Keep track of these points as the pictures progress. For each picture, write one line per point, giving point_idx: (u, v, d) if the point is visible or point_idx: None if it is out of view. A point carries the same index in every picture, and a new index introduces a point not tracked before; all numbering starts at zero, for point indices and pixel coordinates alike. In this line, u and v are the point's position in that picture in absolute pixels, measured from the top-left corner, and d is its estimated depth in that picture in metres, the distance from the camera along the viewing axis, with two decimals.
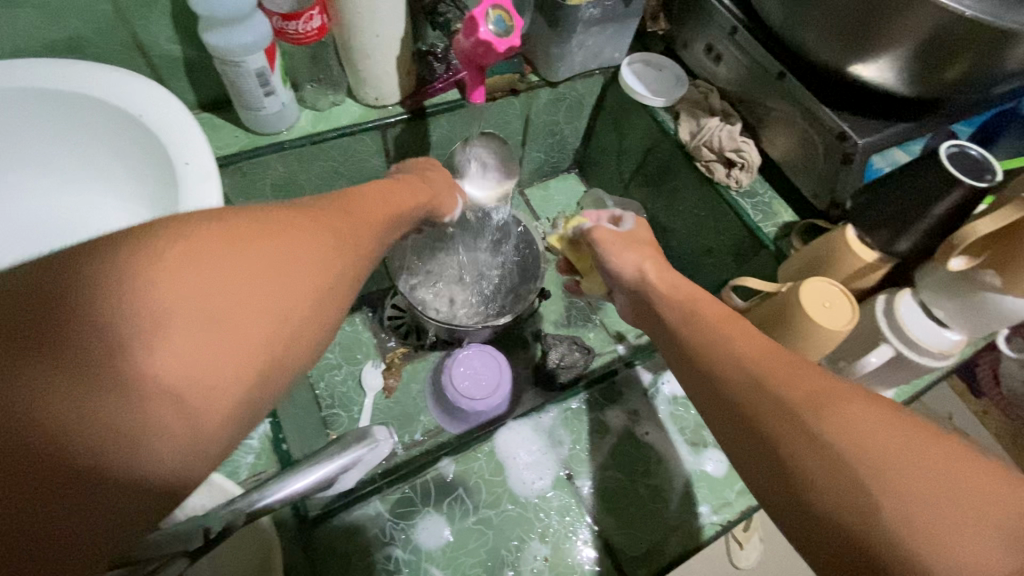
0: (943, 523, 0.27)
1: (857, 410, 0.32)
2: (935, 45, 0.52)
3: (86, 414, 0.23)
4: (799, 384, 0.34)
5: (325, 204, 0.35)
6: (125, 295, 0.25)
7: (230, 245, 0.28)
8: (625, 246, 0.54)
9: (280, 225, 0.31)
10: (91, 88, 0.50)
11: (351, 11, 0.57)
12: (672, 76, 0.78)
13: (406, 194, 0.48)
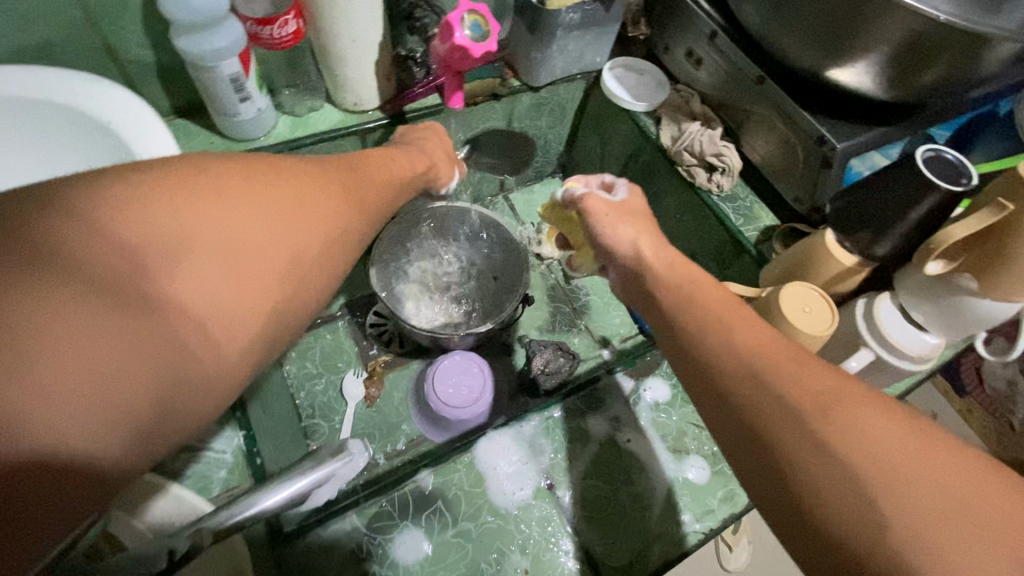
0: (945, 537, 0.27)
1: (864, 414, 0.31)
2: (909, 50, 0.52)
3: (118, 332, 0.26)
4: (806, 382, 0.33)
5: (314, 172, 0.38)
6: (153, 230, 0.29)
7: (247, 188, 0.33)
8: (618, 218, 0.51)
9: (282, 183, 0.35)
10: (60, 96, 0.49)
11: (327, 16, 0.56)
12: (653, 81, 0.78)
13: (403, 162, 0.50)
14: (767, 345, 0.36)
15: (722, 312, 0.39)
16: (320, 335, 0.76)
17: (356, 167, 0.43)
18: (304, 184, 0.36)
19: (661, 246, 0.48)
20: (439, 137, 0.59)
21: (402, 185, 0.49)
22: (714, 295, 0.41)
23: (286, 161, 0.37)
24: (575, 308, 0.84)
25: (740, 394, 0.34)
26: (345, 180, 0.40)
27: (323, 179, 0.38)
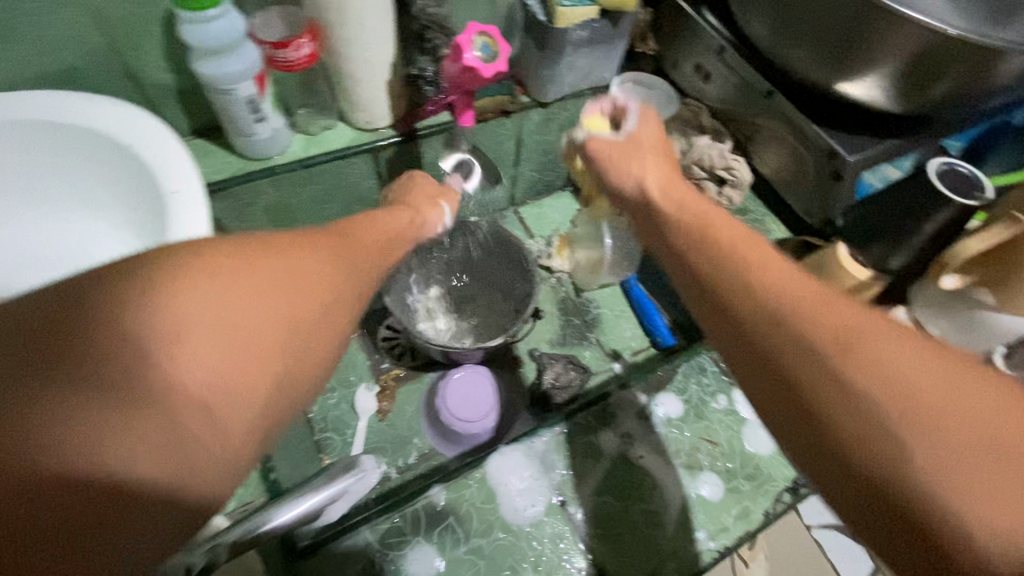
0: (971, 466, 0.28)
1: (896, 353, 0.31)
2: (919, 63, 0.52)
3: (120, 430, 0.25)
4: (831, 318, 0.33)
5: (320, 236, 0.38)
6: (148, 315, 0.27)
7: (247, 260, 0.31)
8: (624, 158, 0.51)
9: (285, 250, 0.34)
10: (82, 119, 0.50)
11: (341, 39, 0.58)
12: (663, 96, 0.76)
13: (394, 219, 0.49)
14: (785, 282, 0.36)
15: (730, 264, 0.38)
16: None
17: (351, 227, 0.42)
18: (304, 247, 0.35)
19: (660, 185, 0.49)
20: (426, 179, 0.59)
21: (395, 241, 0.47)
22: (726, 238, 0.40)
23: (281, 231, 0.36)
24: (585, 321, 0.83)
25: (761, 348, 0.34)
26: (352, 243, 0.40)
27: (331, 241, 0.38)
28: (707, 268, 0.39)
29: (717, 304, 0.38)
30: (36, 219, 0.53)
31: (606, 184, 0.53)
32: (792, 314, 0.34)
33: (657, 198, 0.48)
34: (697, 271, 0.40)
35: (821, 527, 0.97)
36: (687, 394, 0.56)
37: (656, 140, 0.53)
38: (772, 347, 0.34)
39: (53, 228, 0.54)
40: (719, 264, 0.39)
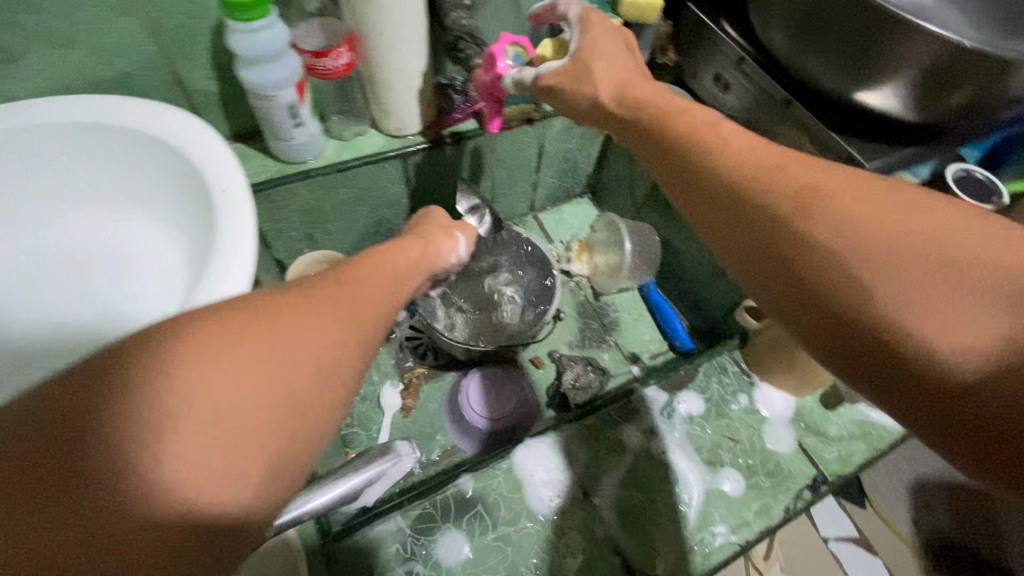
0: (922, 290, 0.31)
1: (877, 215, 0.33)
2: (936, 75, 0.54)
3: (100, 545, 0.23)
4: (789, 181, 0.36)
5: (320, 284, 0.33)
6: (123, 412, 0.24)
7: (232, 330, 0.27)
8: (581, 79, 0.51)
9: (275, 311, 0.30)
10: (136, 123, 0.53)
11: (377, 50, 0.61)
12: (681, 103, 0.80)
13: (403, 253, 0.45)
14: (750, 152, 0.39)
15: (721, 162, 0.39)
16: None
17: (356, 265, 0.38)
18: (299, 302, 0.31)
19: (647, 95, 0.48)
20: (443, 217, 0.59)
21: (404, 277, 0.43)
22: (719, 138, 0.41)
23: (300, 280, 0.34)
24: (604, 324, 0.85)
25: (735, 222, 0.38)
26: (358, 283, 0.36)
27: (332, 287, 0.34)
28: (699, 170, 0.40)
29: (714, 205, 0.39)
30: (83, 217, 0.55)
31: (565, 106, 0.53)
32: (756, 184, 0.37)
33: (622, 103, 0.48)
34: (687, 175, 0.41)
35: (837, 539, 0.97)
36: (708, 392, 0.57)
37: (614, 54, 0.51)
38: (745, 217, 0.37)
39: (98, 225, 0.56)
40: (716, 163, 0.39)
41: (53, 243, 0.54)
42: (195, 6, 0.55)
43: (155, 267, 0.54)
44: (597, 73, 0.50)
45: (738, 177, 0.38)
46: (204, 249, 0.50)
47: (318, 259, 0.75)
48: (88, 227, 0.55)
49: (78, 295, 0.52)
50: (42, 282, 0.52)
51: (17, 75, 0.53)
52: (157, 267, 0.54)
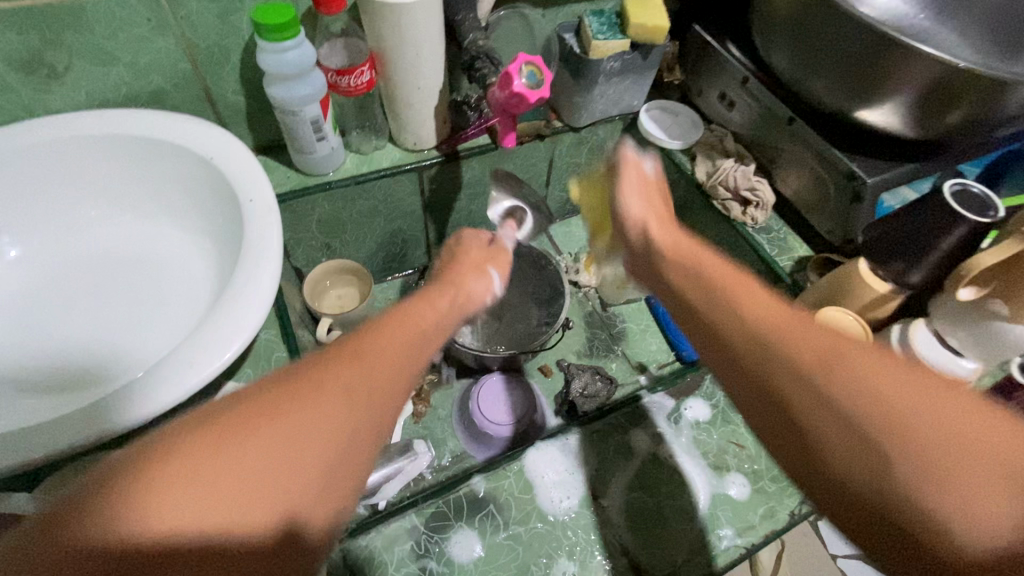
0: (968, 482, 0.26)
1: (875, 368, 0.30)
2: (933, 93, 0.56)
3: None
4: (808, 340, 0.32)
5: (337, 365, 0.33)
6: (135, 531, 0.24)
7: (239, 438, 0.28)
8: (640, 191, 0.55)
9: (282, 409, 0.30)
10: (171, 135, 0.56)
11: (397, 68, 0.64)
12: (688, 121, 0.83)
13: (431, 308, 0.44)
14: (765, 305, 0.36)
15: (719, 303, 0.38)
16: None
17: (377, 330, 0.38)
18: (308, 396, 0.31)
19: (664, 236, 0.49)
20: (476, 244, 0.57)
21: (432, 338, 0.42)
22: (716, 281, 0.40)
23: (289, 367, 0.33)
24: (612, 335, 0.86)
25: (747, 370, 0.34)
26: (377, 353, 0.35)
27: (349, 369, 0.33)
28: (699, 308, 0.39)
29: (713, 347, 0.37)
30: (109, 225, 0.57)
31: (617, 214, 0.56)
32: (771, 336, 0.33)
33: (659, 235, 0.50)
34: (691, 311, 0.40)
35: (845, 556, 0.98)
36: (714, 399, 0.58)
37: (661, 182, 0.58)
38: (757, 367, 0.33)
39: (121, 233, 0.57)
40: (714, 300, 0.38)
41: (78, 246, 0.55)
42: (229, 26, 0.58)
43: (174, 271, 0.55)
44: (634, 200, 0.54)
45: (733, 318, 0.36)
46: (232, 255, 0.53)
47: (335, 268, 0.77)
48: (112, 234, 0.56)
49: (93, 300, 0.52)
50: (60, 287, 0.53)
51: (60, 89, 0.56)
52: (178, 272, 0.55)
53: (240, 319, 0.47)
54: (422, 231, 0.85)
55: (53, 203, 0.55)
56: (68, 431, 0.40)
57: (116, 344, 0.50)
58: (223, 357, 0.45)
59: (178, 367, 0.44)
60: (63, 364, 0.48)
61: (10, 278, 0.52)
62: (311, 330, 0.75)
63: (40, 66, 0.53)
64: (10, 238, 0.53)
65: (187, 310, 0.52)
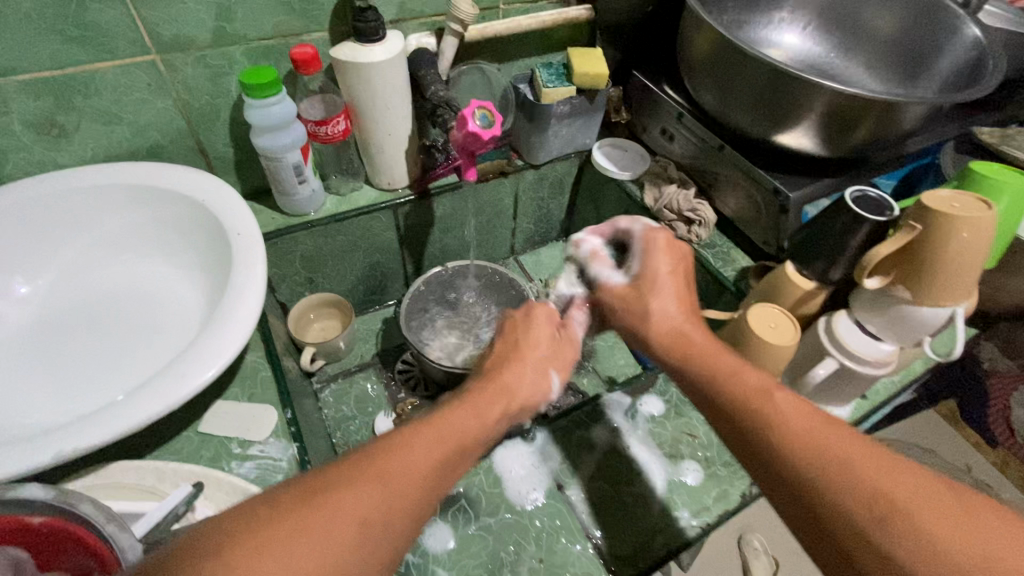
0: None
1: (849, 451, 0.39)
2: (836, 115, 0.66)
3: None
4: (901, 486, 0.36)
5: (367, 488, 0.36)
6: None
7: (272, 553, 0.31)
8: (639, 299, 0.57)
9: (310, 527, 0.32)
10: (169, 182, 0.63)
11: (369, 118, 0.72)
12: (636, 155, 0.93)
13: (468, 415, 0.46)
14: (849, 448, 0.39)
15: (740, 399, 0.46)
16: (356, 381, 0.87)
17: (407, 446, 0.40)
18: (338, 517, 0.33)
19: (678, 336, 0.53)
20: (543, 335, 0.57)
21: (467, 448, 0.44)
22: (735, 375, 0.48)
23: (325, 469, 0.36)
24: (583, 352, 0.92)
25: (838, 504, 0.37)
26: (408, 470, 0.38)
27: (376, 493, 0.36)
28: (721, 399, 0.47)
29: (733, 431, 0.45)
30: (110, 264, 0.62)
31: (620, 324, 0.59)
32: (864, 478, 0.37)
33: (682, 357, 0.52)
34: (712, 401, 0.48)
35: None
36: (667, 395, 0.64)
37: (659, 266, 0.58)
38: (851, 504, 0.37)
39: (119, 270, 0.62)
40: (730, 397, 0.46)
41: (79, 282, 0.60)
42: (220, 88, 0.66)
43: (169, 301, 0.60)
44: (651, 309, 0.56)
45: (748, 411, 0.45)
46: (221, 284, 0.58)
47: (318, 301, 0.83)
48: (111, 272, 0.62)
49: (92, 330, 0.57)
50: (62, 318, 0.57)
51: (69, 146, 0.63)
52: (172, 302, 0.60)
53: (230, 335, 0.52)
54: (400, 264, 0.92)
55: (59, 245, 0.61)
56: (74, 436, 0.44)
57: (114, 367, 0.54)
58: (215, 366, 0.50)
59: (173, 378, 0.48)
60: (65, 386, 0.52)
61: (16, 312, 0.57)
62: (295, 360, 0.80)
63: (53, 127, 0.61)
64: (19, 278, 0.58)
65: (181, 333, 0.57)
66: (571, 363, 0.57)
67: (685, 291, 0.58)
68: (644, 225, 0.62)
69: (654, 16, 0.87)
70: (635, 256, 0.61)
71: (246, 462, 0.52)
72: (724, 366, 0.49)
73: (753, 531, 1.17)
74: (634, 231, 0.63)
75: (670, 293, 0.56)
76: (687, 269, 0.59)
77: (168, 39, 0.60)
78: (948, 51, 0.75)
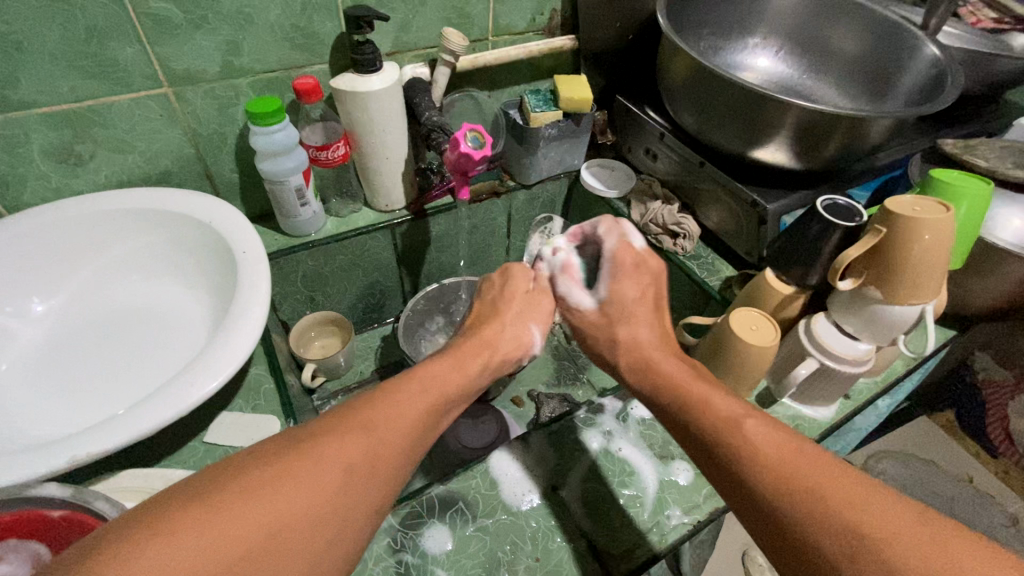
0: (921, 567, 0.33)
1: (764, 434, 0.42)
2: (806, 130, 0.70)
3: None
4: (798, 464, 0.39)
5: (348, 433, 0.39)
6: (164, 552, 0.29)
7: (261, 488, 0.34)
8: (609, 325, 0.60)
9: (293, 466, 0.36)
10: (178, 205, 0.66)
11: (368, 143, 0.76)
12: (623, 174, 0.97)
13: (451, 369, 0.51)
14: (770, 434, 0.42)
15: (720, 434, 0.44)
16: (356, 397, 0.89)
17: (389, 397, 0.44)
18: (319, 455, 0.37)
19: (647, 349, 0.56)
20: (520, 286, 0.64)
21: (447, 401, 0.48)
22: (712, 407, 0.46)
23: (315, 421, 0.40)
24: (578, 364, 0.94)
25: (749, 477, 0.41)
26: (390, 417, 0.42)
27: (357, 436, 0.39)
28: (702, 438, 0.45)
29: (715, 472, 0.44)
30: (122, 284, 0.65)
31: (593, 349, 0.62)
32: (766, 454, 0.41)
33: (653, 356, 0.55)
34: (689, 432, 0.47)
35: None
36: None
37: (625, 291, 0.61)
38: (756, 476, 0.40)
39: (131, 289, 0.65)
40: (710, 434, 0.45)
41: (92, 300, 0.63)
42: (227, 117, 0.71)
43: (177, 318, 0.62)
44: (617, 335, 0.59)
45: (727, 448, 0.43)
46: (228, 300, 0.61)
47: (318, 320, 0.86)
48: (123, 290, 0.65)
49: (104, 346, 0.59)
50: (77, 335, 0.60)
51: (85, 173, 0.67)
52: (181, 318, 0.62)
53: (236, 345, 0.54)
54: (398, 282, 0.95)
55: (73, 267, 0.64)
56: (86, 443, 0.46)
57: (126, 380, 0.56)
58: (219, 376, 0.52)
59: (182, 386, 0.51)
60: (79, 399, 0.54)
61: (33, 329, 0.59)
62: (297, 376, 0.82)
63: (69, 156, 0.65)
64: (35, 298, 0.61)
65: (189, 347, 0.60)
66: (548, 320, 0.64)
67: (653, 312, 0.60)
68: (615, 241, 0.63)
69: (635, 43, 0.93)
70: (604, 276, 0.63)
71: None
72: (700, 398, 0.47)
73: (757, 546, 1.16)
74: (605, 245, 0.63)
75: (636, 318, 0.59)
76: (657, 289, 0.62)
77: (180, 73, 0.64)
78: (910, 69, 0.80)
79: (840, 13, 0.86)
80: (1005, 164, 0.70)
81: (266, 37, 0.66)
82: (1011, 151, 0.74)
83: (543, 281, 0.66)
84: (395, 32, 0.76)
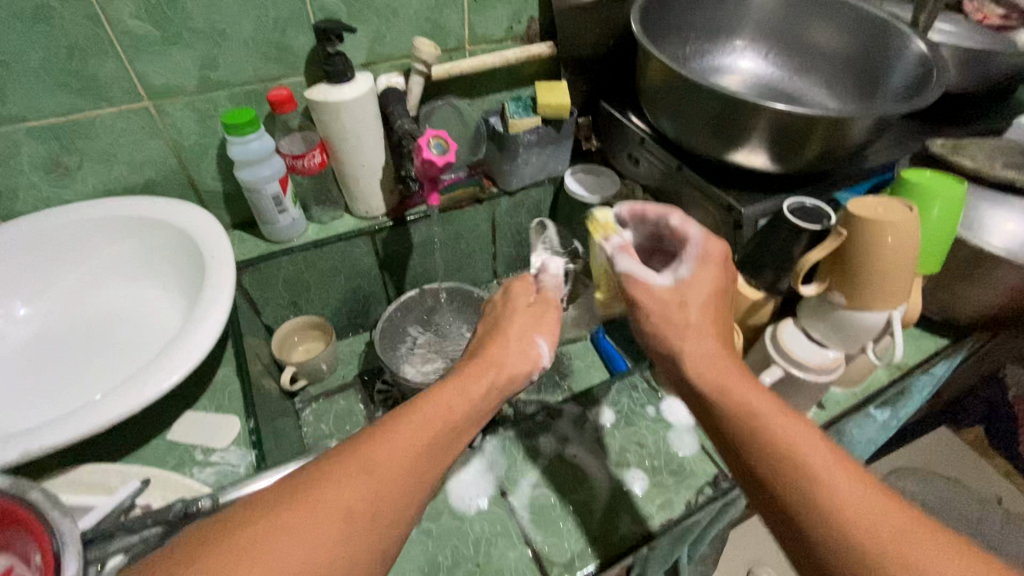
0: None
1: (826, 463, 0.41)
2: (780, 132, 0.69)
3: None
4: (862, 500, 0.39)
5: (347, 477, 0.40)
6: None
7: (259, 542, 0.35)
8: (680, 308, 0.52)
9: (292, 516, 0.37)
10: (156, 212, 0.69)
11: (344, 152, 0.78)
12: (607, 179, 0.97)
13: (456, 395, 0.49)
14: (827, 462, 0.41)
15: (779, 456, 0.42)
16: (336, 401, 0.90)
17: (390, 434, 0.43)
18: (319, 502, 0.38)
19: (711, 357, 0.49)
20: (521, 303, 0.60)
21: (454, 431, 0.47)
22: (775, 431, 0.43)
23: (313, 465, 0.41)
24: (559, 370, 0.93)
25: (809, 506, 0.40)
26: (391, 458, 0.42)
27: (357, 480, 0.40)
28: (754, 452, 0.44)
29: (768, 495, 0.42)
30: (102, 287, 0.68)
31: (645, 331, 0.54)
32: (828, 483, 0.40)
33: (701, 375, 0.49)
34: (738, 450, 0.45)
35: None
36: (618, 405, 0.65)
37: (704, 281, 0.53)
38: (820, 504, 0.39)
39: (110, 292, 0.68)
40: (772, 459, 0.42)
41: (74, 304, 0.66)
42: (206, 128, 0.74)
43: (150, 321, 0.65)
44: (690, 322, 0.51)
45: (791, 477, 0.41)
46: (195, 302, 0.63)
47: (301, 324, 0.88)
48: (103, 294, 0.68)
49: (81, 346, 0.62)
50: (57, 336, 0.63)
51: (73, 183, 0.71)
52: (153, 320, 0.65)
53: (193, 344, 0.56)
54: (381, 287, 0.97)
55: (59, 273, 0.67)
56: (40, 437, 0.48)
57: (97, 379, 0.59)
58: (174, 373, 0.53)
59: (135, 384, 0.52)
60: (50, 397, 0.57)
61: (15, 331, 0.63)
62: (276, 379, 0.84)
63: (58, 167, 0.69)
64: (20, 301, 0.65)
65: (157, 348, 0.62)
66: (557, 331, 0.60)
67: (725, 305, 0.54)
68: (700, 229, 0.57)
69: (617, 49, 0.92)
70: (684, 260, 0.55)
71: (206, 468, 0.56)
72: (763, 415, 0.44)
73: (762, 565, 1.12)
74: (688, 231, 0.57)
75: (710, 305, 0.52)
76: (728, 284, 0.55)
77: (158, 87, 0.68)
78: (899, 65, 0.77)
79: (824, 10, 0.84)
80: (993, 165, 0.67)
81: (240, 52, 0.69)
82: (1003, 151, 0.70)
83: (549, 295, 0.62)
84: (369, 44, 0.78)
